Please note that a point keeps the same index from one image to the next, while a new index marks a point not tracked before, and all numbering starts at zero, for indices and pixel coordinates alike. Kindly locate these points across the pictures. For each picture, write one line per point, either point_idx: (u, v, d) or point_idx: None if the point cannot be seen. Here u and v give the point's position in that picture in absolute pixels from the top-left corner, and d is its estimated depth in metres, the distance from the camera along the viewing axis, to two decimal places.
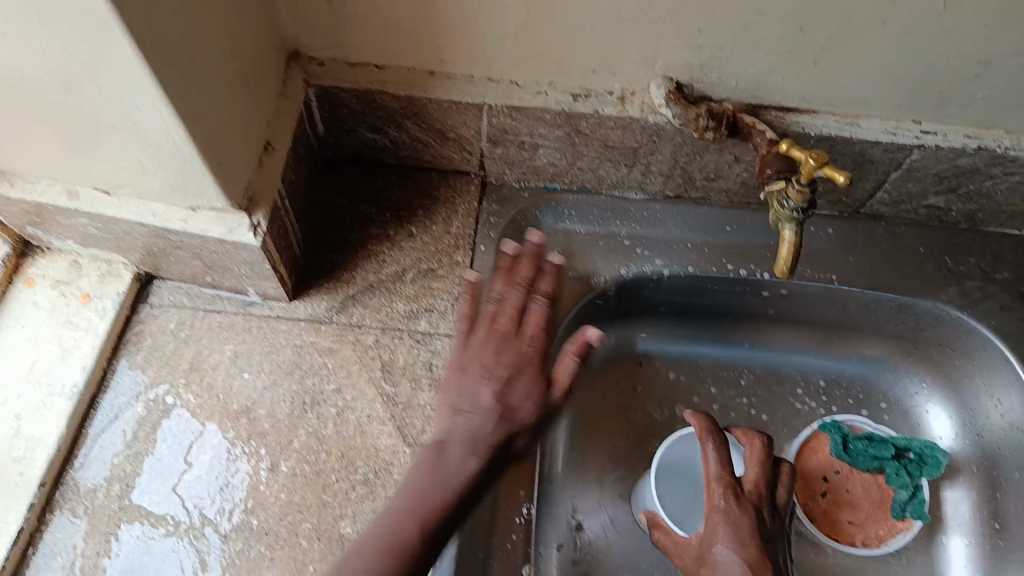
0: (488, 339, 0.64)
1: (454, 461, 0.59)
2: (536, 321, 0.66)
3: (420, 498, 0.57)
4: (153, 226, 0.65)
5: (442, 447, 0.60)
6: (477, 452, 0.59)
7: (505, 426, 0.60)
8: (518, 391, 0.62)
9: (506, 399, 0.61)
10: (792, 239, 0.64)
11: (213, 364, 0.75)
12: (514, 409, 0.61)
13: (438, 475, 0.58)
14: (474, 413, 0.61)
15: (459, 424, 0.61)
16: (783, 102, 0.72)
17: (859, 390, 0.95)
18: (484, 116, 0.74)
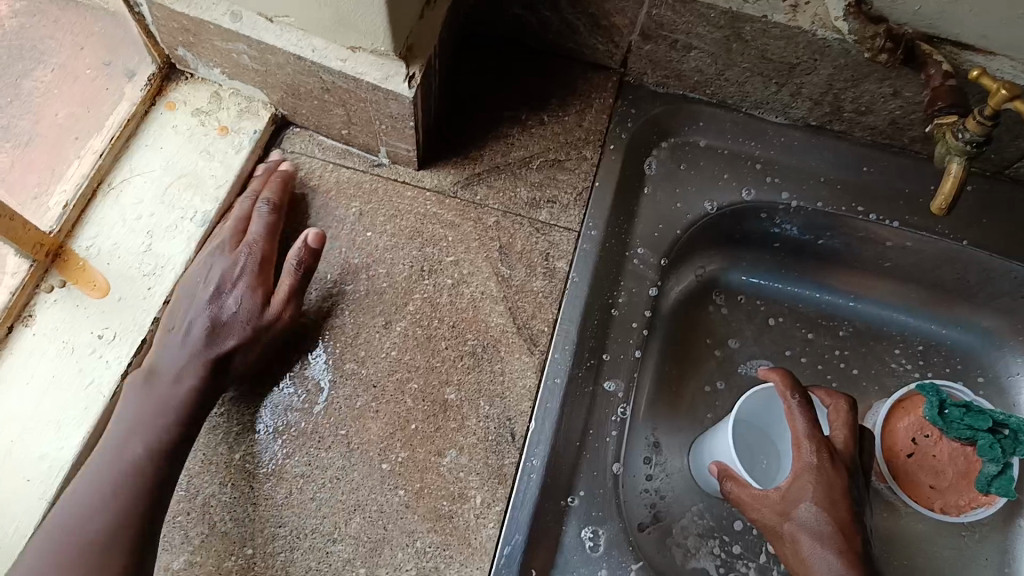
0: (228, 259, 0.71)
1: (167, 383, 0.66)
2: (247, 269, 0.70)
3: (143, 422, 0.65)
4: (311, 60, 0.65)
5: (153, 371, 0.67)
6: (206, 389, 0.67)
7: (212, 349, 0.67)
8: (230, 329, 0.68)
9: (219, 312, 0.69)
10: (958, 174, 0.62)
11: (340, 218, 0.76)
12: (179, 375, 0.66)
13: (153, 399, 0.65)
14: (179, 349, 0.67)
15: (168, 355, 0.67)
16: (962, 38, 0.67)
17: (957, 359, 0.92)
18: (646, 5, 0.72)
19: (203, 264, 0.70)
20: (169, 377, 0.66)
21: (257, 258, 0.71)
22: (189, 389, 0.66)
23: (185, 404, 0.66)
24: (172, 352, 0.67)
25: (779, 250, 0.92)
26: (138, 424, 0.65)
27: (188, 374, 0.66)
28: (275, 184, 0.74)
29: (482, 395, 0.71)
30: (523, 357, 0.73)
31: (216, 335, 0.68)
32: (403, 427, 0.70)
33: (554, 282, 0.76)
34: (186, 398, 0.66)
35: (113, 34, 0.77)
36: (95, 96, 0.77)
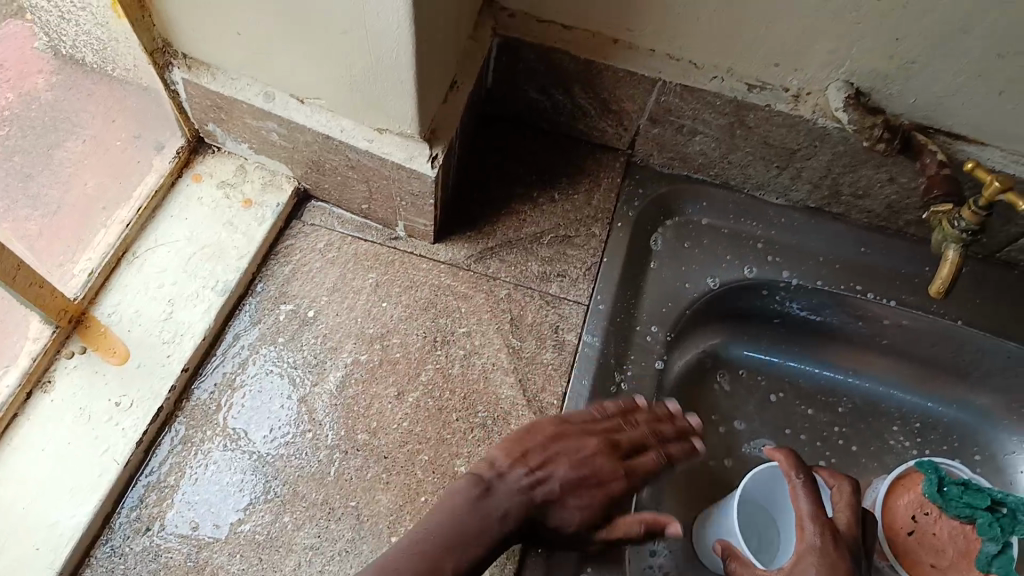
0: (556, 435, 0.68)
1: (464, 505, 0.62)
2: (571, 451, 0.68)
3: (410, 529, 0.61)
4: (338, 138, 0.68)
5: (489, 491, 0.64)
6: (515, 520, 0.63)
7: (531, 494, 0.65)
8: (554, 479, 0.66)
9: (557, 475, 0.66)
10: (955, 259, 0.65)
11: (356, 287, 0.78)
12: (503, 512, 0.63)
13: (476, 521, 0.62)
14: (464, 485, 0.64)
15: (506, 484, 0.65)
16: (954, 128, 0.72)
17: (955, 437, 0.93)
18: (654, 92, 0.76)
19: (538, 438, 0.68)
20: (480, 498, 0.63)
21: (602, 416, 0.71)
22: (505, 527, 0.62)
23: (492, 537, 0.62)
24: (462, 486, 0.64)
25: (779, 326, 0.94)
26: (448, 534, 0.60)
27: (513, 518, 0.63)
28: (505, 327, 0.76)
29: None
30: None
31: (574, 493, 0.66)
32: (412, 500, 0.69)
33: (563, 354, 0.77)
34: (495, 537, 0.62)
35: (145, 109, 0.80)
36: (125, 168, 0.80)
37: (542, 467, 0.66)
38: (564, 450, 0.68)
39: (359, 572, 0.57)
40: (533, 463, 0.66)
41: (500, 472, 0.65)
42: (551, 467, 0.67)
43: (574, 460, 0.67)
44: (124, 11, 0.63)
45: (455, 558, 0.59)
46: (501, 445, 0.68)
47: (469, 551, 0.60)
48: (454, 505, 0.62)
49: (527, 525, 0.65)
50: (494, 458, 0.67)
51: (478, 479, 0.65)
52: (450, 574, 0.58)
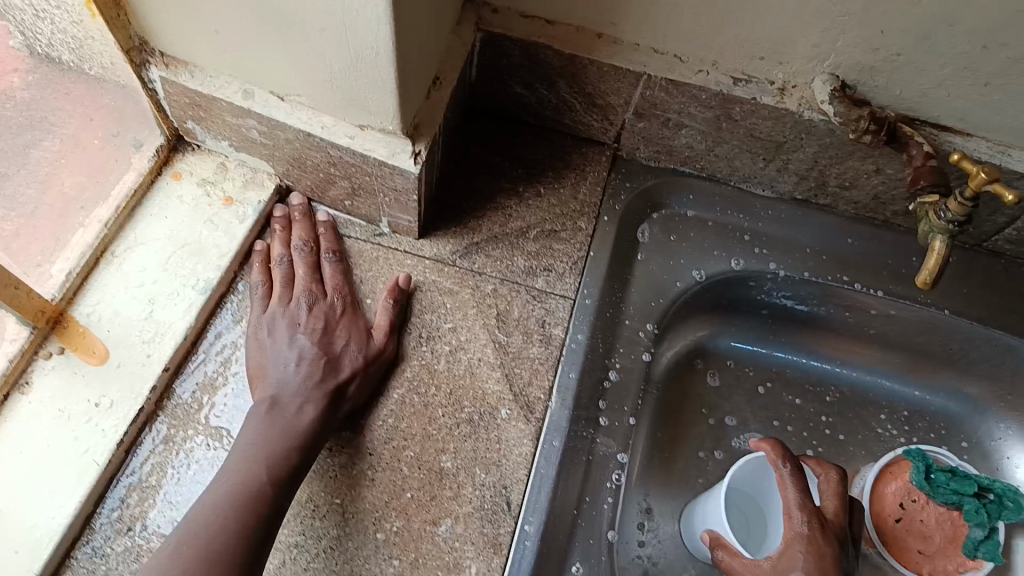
0: (352, 329, 0.73)
1: (289, 412, 0.67)
2: (356, 345, 0.72)
3: (268, 447, 0.65)
4: (319, 136, 0.67)
5: (277, 402, 0.67)
6: (314, 407, 0.68)
7: (330, 378, 0.69)
8: (344, 362, 0.71)
9: (345, 352, 0.71)
10: (942, 251, 0.65)
11: (341, 284, 0.77)
12: (299, 410, 0.67)
13: (277, 428, 0.66)
14: (285, 375, 0.69)
15: (291, 388, 0.68)
16: (940, 119, 0.72)
17: (941, 424, 0.94)
18: (640, 86, 0.75)
19: (303, 314, 0.72)
20: (295, 388, 0.68)
21: (346, 301, 0.75)
22: (305, 418, 0.67)
23: (303, 434, 0.66)
24: (292, 383, 0.69)
25: (767, 317, 0.94)
26: (258, 447, 0.65)
27: (311, 404, 0.68)
28: (325, 233, 0.78)
29: (478, 463, 0.71)
30: (522, 425, 0.74)
31: (325, 368, 0.70)
32: (398, 496, 0.69)
33: (550, 348, 0.77)
34: (307, 428, 0.67)
35: (121, 104, 0.79)
36: (103, 166, 0.79)
37: (322, 347, 0.71)
38: (342, 329, 0.73)
39: (267, 498, 0.62)
40: (313, 348, 0.71)
41: (308, 361, 0.70)
42: (324, 343, 0.71)
43: (349, 324, 0.73)
44: (97, 7, 0.61)
45: (274, 468, 0.64)
46: (301, 316, 0.72)
47: (279, 459, 0.64)
48: (254, 425, 0.66)
49: (332, 407, 0.69)
50: (306, 347, 0.70)
51: (297, 369, 0.69)
52: (267, 482, 0.63)
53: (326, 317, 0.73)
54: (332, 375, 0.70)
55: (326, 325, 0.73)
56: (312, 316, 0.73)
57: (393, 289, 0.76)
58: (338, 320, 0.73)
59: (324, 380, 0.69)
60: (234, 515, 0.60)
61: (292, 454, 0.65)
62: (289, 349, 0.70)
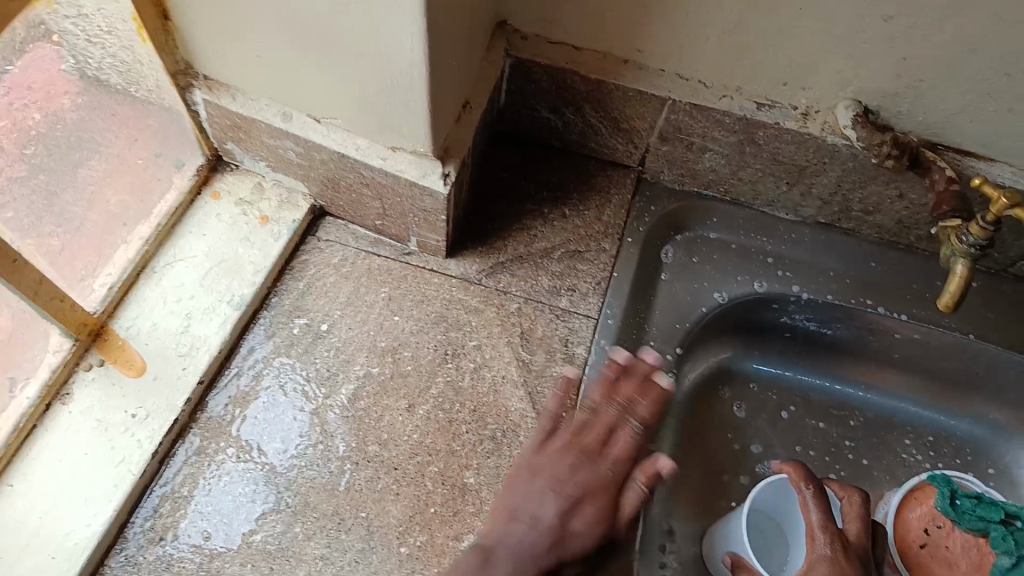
0: (568, 450, 0.68)
1: (507, 552, 0.64)
2: (607, 485, 0.67)
3: None
4: (353, 157, 0.69)
5: (512, 518, 0.66)
6: (517, 570, 0.63)
7: (557, 529, 0.65)
8: (576, 518, 0.65)
9: (580, 512, 0.65)
10: (963, 274, 0.65)
11: (369, 302, 0.80)
12: (540, 565, 0.63)
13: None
14: (524, 536, 0.64)
15: (511, 542, 0.64)
16: (963, 145, 0.72)
17: (969, 450, 0.93)
18: (665, 111, 0.77)
19: (553, 456, 0.68)
20: (523, 546, 0.64)
21: (602, 427, 0.70)
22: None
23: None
24: (526, 540, 0.64)
25: (791, 340, 0.95)
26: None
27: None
28: (632, 384, 0.71)
29: (500, 478, 0.72)
30: None
31: (568, 518, 0.65)
32: (423, 510, 0.70)
33: (574, 368, 0.78)
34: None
35: (164, 126, 0.82)
36: (145, 187, 0.82)
37: (558, 518, 0.65)
38: (595, 504, 0.66)
39: None
40: (550, 500, 0.66)
41: (554, 529, 0.65)
42: (564, 517, 0.65)
43: (597, 496, 0.66)
44: (149, 34, 0.65)
45: None
46: (564, 476, 0.67)
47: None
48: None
49: (557, 567, 0.65)
50: (545, 511, 0.65)
51: (529, 533, 0.65)
52: None
53: (563, 449, 0.69)
54: (522, 476, 0.68)
55: (574, 433, 0.70)
56: (560, 440, 0.70)
57: (614, 368, 0.72)
58: (546, 442, 0.70)
59: (551, 548, 0.64)
60: None
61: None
62: (543, 497, 0.66)
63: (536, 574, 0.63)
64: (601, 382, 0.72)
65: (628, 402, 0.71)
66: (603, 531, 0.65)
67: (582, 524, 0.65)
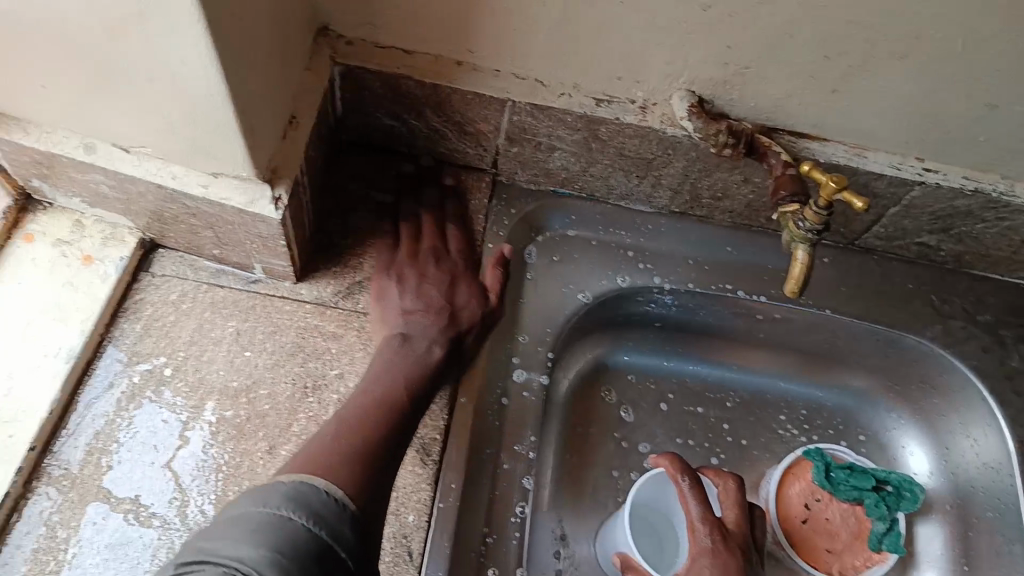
0: (442, 279, 0.78)
1: (418, 349, 0.72)
2: (464, 304, 0.77)
3: (379, 378, 0.69)
4: (172, 187, 0.64)
5: (407, 338, 0.73)
6: (439, 346, 0.74)
7: (449, 326, 0.75)
8: (464, 310, 0.77)
9: (456, 301, 0.77)
10: (805, 259, 0.66)
11: (215, 339, 0.74)
12: (421, 350, 0.73)
13: (409, 360, 0.71)
14: (399, 352, 0.72)
15: (418, 333, 0.74)
16: (797, 127, 0.74)
17: (839, 420, 0.96)
18: (506, 112, 0.76)
19: (416, 279, 0.78)
20: (416, 336, 0.74)
21: (466, 248, 0.82)
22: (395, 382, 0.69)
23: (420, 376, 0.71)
24: (416, 347, 0.73)
25: (660, 329, 0.95)
26: (384, 372, 0.70)
27: (437, 344, 0.74)
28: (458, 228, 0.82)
29: None
30: (416, 469, 0.70)
31: (445, 321, 0.75)
32: None
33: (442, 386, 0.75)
34: (433, 365, 0.72)
35: None
36: None
37: (445, 298, 0.77)
38: (464, 286, 0.78)
39: (392, 412, 0.67)
40: (423, 314, 0.76)
41: (411, 338, 0.73)
42: (449, 295, 0.77)
43: (464, 281, 0.79)
44: None
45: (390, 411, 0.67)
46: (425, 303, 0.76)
47: (411, 380, 0.70)
48: (385, 354, 0.72)
49: (454, 347, 0.75)
50: (430, 298, 0.77)
51: (423, 326, 0.75)
52: (383, 427, 0.65)
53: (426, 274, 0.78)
54: (453, 325, 0.76)
55: (450, 282, 0.78)
56: (425, 272, 0.78)
57: (491, 249, 0.82)
58: (417, 273, 0.78)
59: (450, 331, 0.75)
60: (360, 420, 0.65)
61: (416, 381, 0.70)
62: (410, 315, 0.75)
63: (422, 369, 0.71)
64: (492, 266, 0.80)
65: (446, 237, 0.81)
66: (484, 300, 0.78)
67: (467, 301, 0.77)
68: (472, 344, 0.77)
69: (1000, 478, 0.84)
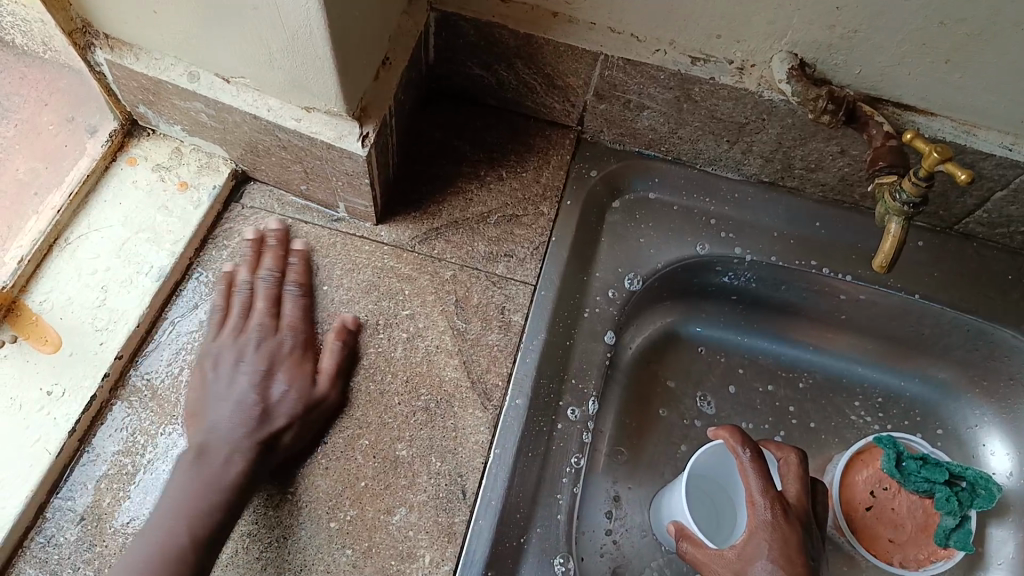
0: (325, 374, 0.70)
1: (216, 463, 0.64)
2: (328, 362, 0.71)
3: (195, 505, 0.63)
4: (266, 119, 0.66)
5: (205, 451, 0.65)
6: (251, 444, 0.66)
7: (264, 428, 0.67)
8: (280, 411, 0.67)
9: (274, 413, 0.67)
10: (897, 233, 0.62)
11: (296, 271, 0.76)
12: (272, 413, 0.67)
13: (201, 479, 0.64)
14: (231, 427, 0.66)
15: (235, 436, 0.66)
16: (902, 98, 0.71)
17: (917, 411, 0.92)
18: (598, 67, 0.75)
19: (268, 364, 0.70)
20: (245, 426, 0.67)
21: (302, 340, 0.72)
22: (241, 461, 0.65)
23: (233, 487, 0.64)
24: (223, 431, 0.66)
25: (737, 303, 0.93)
26: (194, 497, 0.63)
27: (236, 458, 0.65)
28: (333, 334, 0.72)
29: (434, 452, 0.70)
30: (478, 413, 0.72)
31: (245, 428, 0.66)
32: (352, 486, 0.68)
33: (509, 336, 0.75)
34: (232, 483, 0.64)
35: (75, 91, 0.78)
36: (57, 151, 0.79)
37: (260, 395, 0.68)
38: (285, 373, 0.70)
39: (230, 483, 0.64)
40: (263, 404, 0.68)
41: (264, 399, 0.68)
42: (262, 390, 0.68)
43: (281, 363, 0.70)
44: None
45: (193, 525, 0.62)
46: (249, 348, 0.70)
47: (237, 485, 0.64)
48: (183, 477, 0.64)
49: (262, 452, 0.66)
50: (269, 397, 0.68)
51: (254, 402, 0.68)
52: (188, 544, 0.61)
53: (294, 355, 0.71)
54: (265, 425, 0.67)
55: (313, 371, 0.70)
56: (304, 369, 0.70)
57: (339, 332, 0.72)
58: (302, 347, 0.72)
59: (257, 429, 0.66)
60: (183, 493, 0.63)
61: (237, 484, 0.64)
62: (276, 386, 0.69)
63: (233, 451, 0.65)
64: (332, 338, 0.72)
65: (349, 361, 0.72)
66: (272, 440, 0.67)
67: (289, 404, 0.68)
68: (284, 457, 0.67)
69: None
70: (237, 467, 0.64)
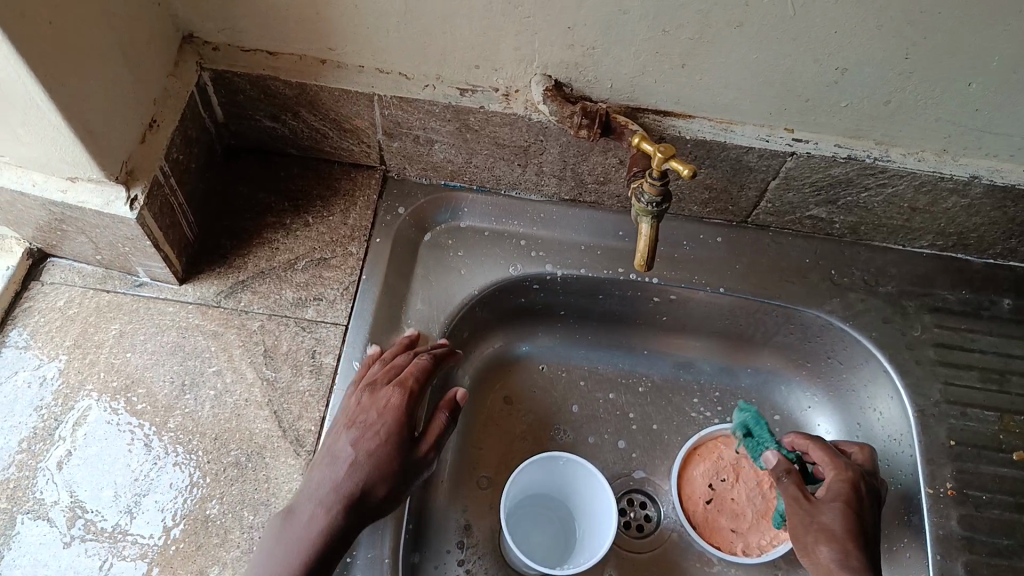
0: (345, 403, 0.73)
1: (304, 518, 0.65)
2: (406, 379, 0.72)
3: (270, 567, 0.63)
4: (32, 194, 0.66)
5: (294, 508, 0.66)
6: (323, 509, 0.65)
7: (354, 485, 0.67)
8: (376, 448, 0.69)
9: (367, 456, 0.68)
10: (648, 233, 0.65)
11: (97, 342, 0.76)
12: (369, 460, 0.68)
13: (290, 536, 0.64)
14: (336, 466, 0.68)
15: (311, 487, 0.67)
16: (659, 106, 0.75)
17: (753, 401, 0.95)
18: (376, 108, 0.77)
19: (337, 432, 0.70)
20: (329, 474, 0.67)
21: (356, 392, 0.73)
22: (321, 522, 0.65)
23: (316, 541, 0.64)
24: (318, 484, 0.67)
25: (568, 318, 0.95)
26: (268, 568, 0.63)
27: (324, 508, 0.65)
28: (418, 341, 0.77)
29: (245, 505, 0.69)
30: (290, 459, 0.72)
31: (344, 480, 0.67)
32: (162, 550, 0.67)
33: (321, 378, 0.76)
34: (315, 534, 0.64)
35: None
36: None
37: (353, 453, 0.68)
38: (380, 431, 0.69)
39: None
40: (324, 465, 0.68)
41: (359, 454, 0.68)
42: (357, 452, 0.68)
43: (369, 410, 0.70)
44: None
45: None
46: (342, 419, 0.71)
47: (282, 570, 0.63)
48: (272, 539, 0.65)
49: (346, 508, 0.66)
50: (341, 449, 0.68)
51: (331, 468, 0.68)
52: None
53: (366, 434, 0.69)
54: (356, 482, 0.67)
55: (370, 430, 0.69)
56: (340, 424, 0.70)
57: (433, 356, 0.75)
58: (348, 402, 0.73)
59: (348, 484, 0.67)
60: None
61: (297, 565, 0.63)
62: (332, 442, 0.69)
63: (334, 503, 0.66)
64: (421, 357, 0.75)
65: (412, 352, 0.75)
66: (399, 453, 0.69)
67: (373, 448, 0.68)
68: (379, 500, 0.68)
69: (901, 449, 0.83)
70: (321, 518, 0.65)
